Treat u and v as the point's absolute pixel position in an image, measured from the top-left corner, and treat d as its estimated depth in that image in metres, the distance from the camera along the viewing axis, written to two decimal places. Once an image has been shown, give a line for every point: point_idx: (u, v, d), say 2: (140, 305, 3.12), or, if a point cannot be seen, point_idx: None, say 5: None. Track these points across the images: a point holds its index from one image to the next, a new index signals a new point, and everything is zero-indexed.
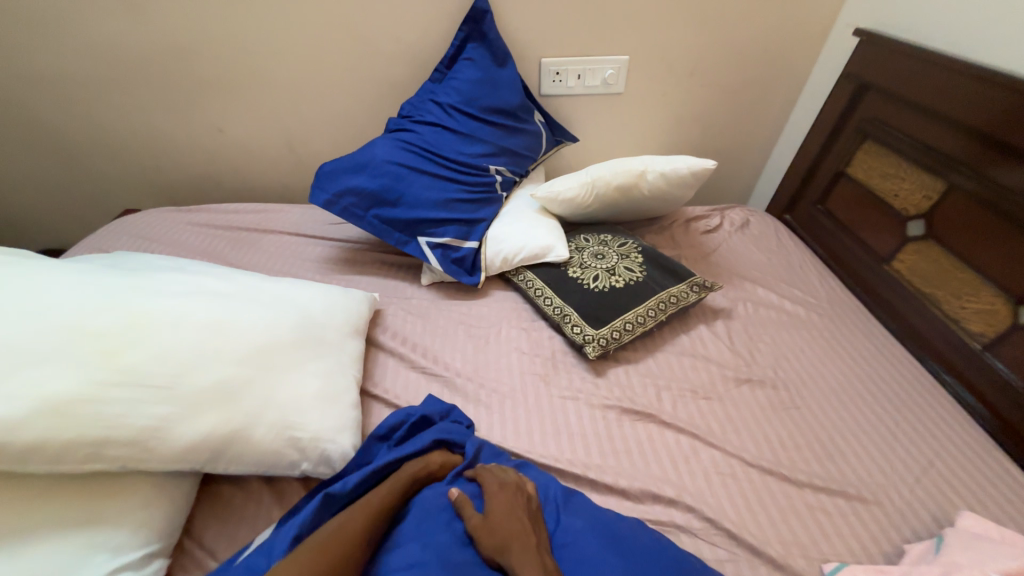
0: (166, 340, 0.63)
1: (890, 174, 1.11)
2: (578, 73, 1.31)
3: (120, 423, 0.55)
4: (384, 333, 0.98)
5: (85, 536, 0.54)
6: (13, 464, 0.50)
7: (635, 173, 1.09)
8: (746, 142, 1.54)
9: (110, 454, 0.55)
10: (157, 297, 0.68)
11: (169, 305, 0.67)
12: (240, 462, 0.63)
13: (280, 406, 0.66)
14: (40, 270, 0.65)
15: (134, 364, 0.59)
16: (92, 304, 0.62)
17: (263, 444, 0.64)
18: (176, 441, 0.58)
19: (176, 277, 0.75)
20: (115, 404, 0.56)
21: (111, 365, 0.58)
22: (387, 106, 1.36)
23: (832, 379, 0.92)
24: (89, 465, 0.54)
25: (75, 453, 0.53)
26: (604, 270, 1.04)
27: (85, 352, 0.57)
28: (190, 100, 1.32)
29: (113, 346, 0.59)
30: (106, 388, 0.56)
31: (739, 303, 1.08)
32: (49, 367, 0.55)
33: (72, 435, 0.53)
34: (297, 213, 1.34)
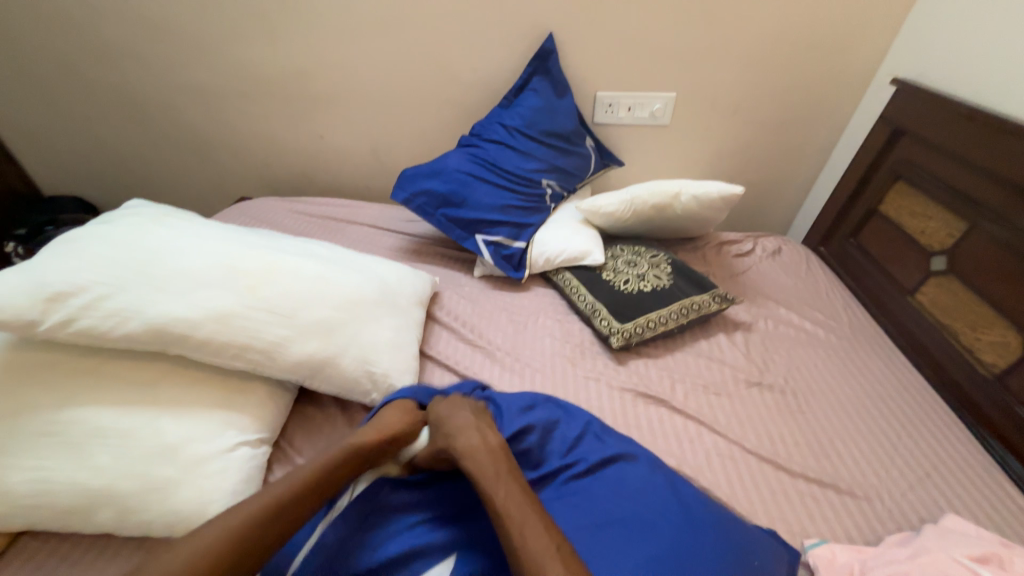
0: (289, 284, 0.84)
1: (918, 212, 1.18)
2: (629, 106, 1.48)
3: (257, 335, 0.76)
4: (440, 310, 1.16)
5: (224, 415, 0.74)
6: (189, 352, 0.72)
7: (670, 194, 1.23)
8: (787, 176, 1.63)
9: (248, 358, 0.75)
10: (284, 254, 0.90)
11: (292, 260, 0.88)
12: (329, 383, 0.82)
13: (362, 345, 0.85)
14: (210, 227, 0.89)
15: (268, 297, 0.80)
16: (243, 252, 0.85)
17: (348, 371, 0.82)
18: (290, 356, 0.78)
19: (294, 244, 0.98)
20: (254, 322, 0.76)
21: (254, 295, 0.79)
22: (459, 125, 1.59)
23: (841, 392, 0.99)
24: (233, 363, 0.74)
25: (227, 351, 0.74)
26: (635, 276, 1.17)
27: (238, 284, 0.79)
28: (303, 111, 1.62)
29: (256, 283, 0.81)
30: (251, 310, 0.77)
31: (759, 319, 1.17)
32: (217, 290, 0.77)
33: (227, 338, 0.74)
34: (376, 210, 1.58)
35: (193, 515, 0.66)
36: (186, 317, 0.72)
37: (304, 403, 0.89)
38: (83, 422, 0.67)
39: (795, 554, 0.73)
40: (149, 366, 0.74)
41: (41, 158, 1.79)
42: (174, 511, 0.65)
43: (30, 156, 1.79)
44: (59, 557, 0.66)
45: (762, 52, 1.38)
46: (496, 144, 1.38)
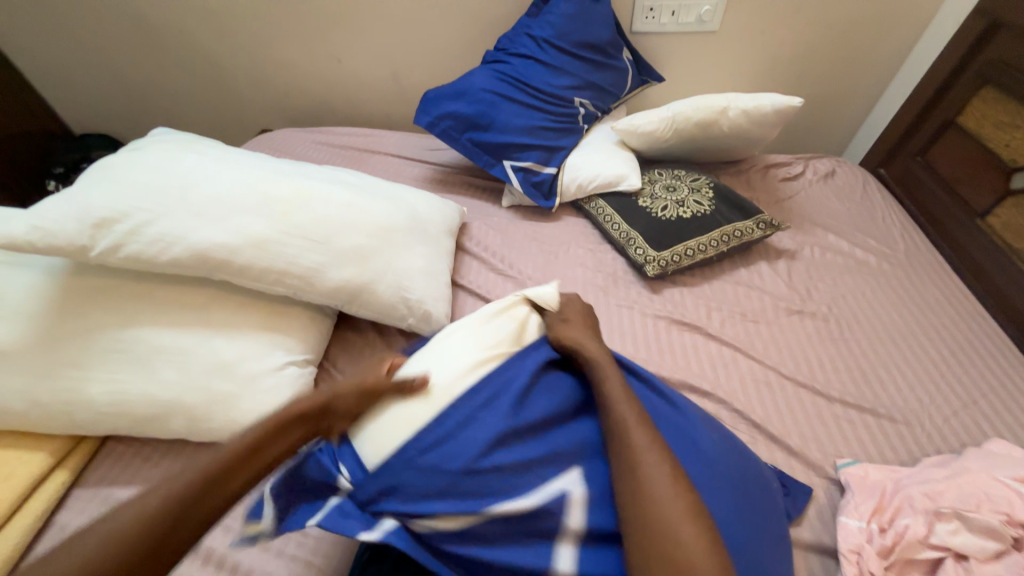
0: (320, 211, 0.83)
1: (1004, 123, 1.04)
2: (673, 8, 1.31)
3: (294, 261, 0.77)
4: (470, 240, 1.15)
5: (271, 337, 0.77)
6: (232, 277, 0.74)
7: (717, 109, 1.12)
8: (849, 88, 1.45)
9: (288, 283, 0.77)
10: (312, 181, 0.88)
11: (320, 187, 0.87)
12: (366, 308, 0.84)
13: (396, 272, 0.85)
14: (236, 155, 0.88)
15: (301, 223, 0.80)
16: (272, 179, 0.84)
17: (383, 297, 0.83)
18: (328, 282, 0.79)
19: (321, 172, 0.96)
20: (292, 248, 0.77)
21: (287, 221, 0.79)
22: (483, 40, 1.46)
23: (889, 321, 0.95)
24: (274, 288, 0.76)
25: (267, 277, 0.75)
26: (673, 201, 1.11)
27: (271, 210, 0.79)
28: (316, 31, 1.52)
29: (288, 210, 0.80)
30: (286, 236, 0.77)
31: (805, 246, 1.10)
32: (252, 217, 0.77)
33: (267, 264, 0.75)
34: (399, 139, 1.52)
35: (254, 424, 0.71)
36: (227, 242, 0.73)
37: (343, 328, 0.92)
38: (145, 341, 0.71)
39: (826, 472, 0.74)
40: (197, 291, 0.77)
41: (65, 94, 1.78)
42: (236, 421, 0.71)
43: (53, 91, 1.77)
44: (143, 458, 0.74)
45: None
46: (524, 59, 1.27)
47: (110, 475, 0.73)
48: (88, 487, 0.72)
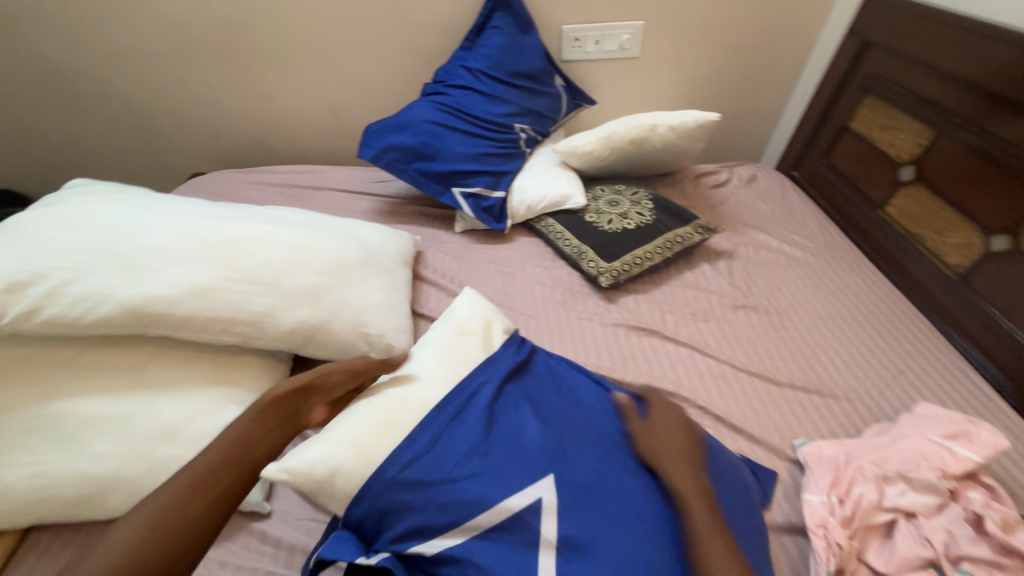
0: (266, 252, 0.80)
1: (888, 125, 1.19)
2: (597, 39, 1.42)
3: (242, 307, 0.73)
4: (426, 268, 1.14)
5: (221, 391, 0.72)
6: (172, 331, 0.69)
7: (647, 127, 1.20)
8: (758, 102, 1.61)
9: (236, 331, 0.72)
10: (255, 223, 0.84)
11: (265, 228, 0.84)
12: (324, 349, 0.80)
13: (353, 308, 0.83)
14: (168, 202, 0.83)
15: (246, 267, 0.76)
16: (212, 224, 0.80)
17: (341, 335, 0.80)
18: (280, 325, 0.76)
19: (264, 212, 0.93)
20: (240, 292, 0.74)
21: (231, 266, 0.75)
22: (421, 73, 1.49)
23: (820, 306, 1.04)
24: (221, 338, 0.72)
25: (212, 327, 0.71)
26: (618, 215, 1.17)
27: (213, 257, 0.75)
28: (247, 71, 1.48)
29: (231, 254, 0.77)
30: (231, 282, 0.74)
31: (740, 246, 1.20)
32: (192, 265, 0.73)
33: (211, 313, 0.70)
34: (344, 173, 1.50)
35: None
36: (164, 295, 0.68)
37: (300, 372, 0.88)
38: (72, 413, 0.64)
39: (786, 454, 0.79)
40: (132, 350, 0.70)
41: None
42: None
43: None
44: (75, 544, 0.65)
45: None
46: (463, 90, 1.31)
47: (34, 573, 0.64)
48: None
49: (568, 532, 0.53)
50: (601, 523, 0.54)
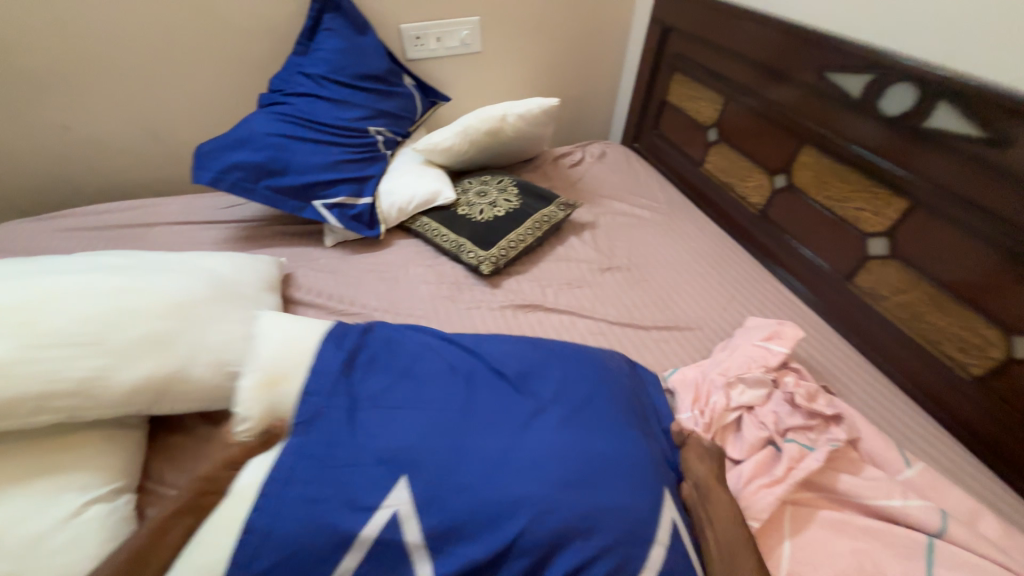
0: (82, 306, 0.68)
1: (694, 96, 1.41)
2: (438, 36, 1.44)
3: (57, 376, 0.61)
4: (299, 290, 1.06)
5: (49, 481, 0.60)
6: None
7: (499, 118, 1.26)
8: (596, 85, 1.79)
9: (55, 405, 0.61)
10: (60, 276, 0.71)
11: (75, 280, 0.71)
12: (184, 401, 0.71)
13: (213, 348, 0.74)
14: None
15: (54, 329, 0.64)
16: None
17: (202, 380, 0.71)
18: (116, 386, 0.65)
19: (73, 261, 0.78)
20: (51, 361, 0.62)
21: (33, 331, 0.63)
22: (254, 83, 1.36)
23: (670, 256, 1.21)
24: (37, 417, 0.61)
25: (20, 407, 0.59)
26: (487, 204, 1.22)
27: (7, 324, 0.63)
28: (19, 97, 1.21)
29: (32, 318, 0.64)
30: (37, 349, 0.62)
31: (600, 215, 1.33)
32: None
33: (15, 392, 0.59)
34: (182, 203, 1.32)
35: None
36: None
37: (162, 435, 0.77)
38: None
39: None
40: None
41: None
42: None
43: None
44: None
45: None
46: (306, 98, 1.23)
47: None
48: None
49: (432, 524, 0.54)
50: (458, 503, 0.55)
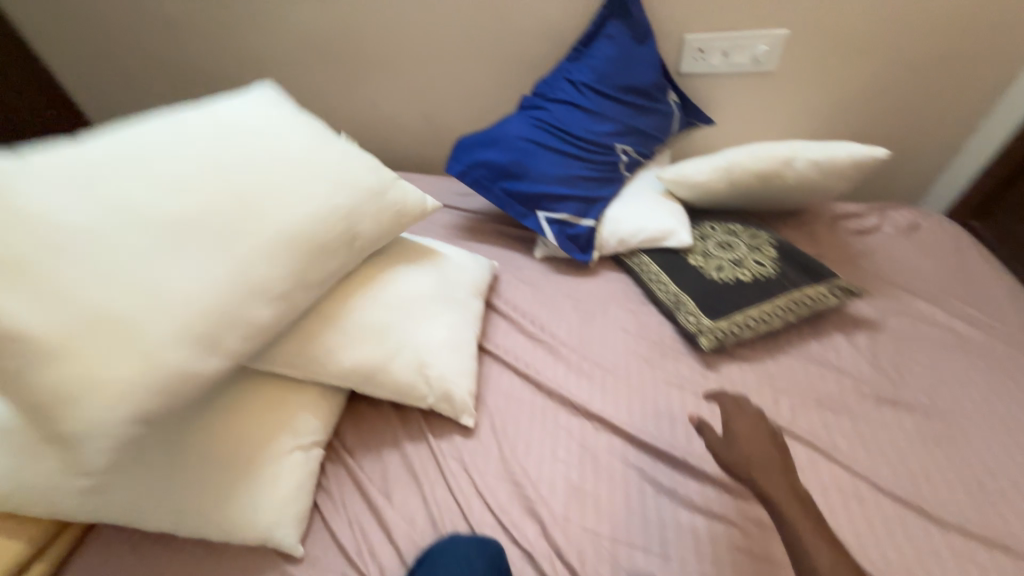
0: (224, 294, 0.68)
1: None
2: (725, 49, 1.21)
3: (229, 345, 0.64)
4: (498, 298, 1.05)
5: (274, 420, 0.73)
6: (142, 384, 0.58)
7: (783, 159, 1.00)
8: (932, 128, 1.29)
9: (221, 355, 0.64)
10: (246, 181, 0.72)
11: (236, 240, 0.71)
12: (384, 390, 0.79)
13: (415, 347, 0.81)
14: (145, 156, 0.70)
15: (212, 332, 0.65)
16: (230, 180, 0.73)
17: (401, 377, 0.79)
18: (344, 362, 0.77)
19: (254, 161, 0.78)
20: (304, 321, 0.78)
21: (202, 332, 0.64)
22: (521, 84, 1.41)
23: (1012, 419, 0.77)
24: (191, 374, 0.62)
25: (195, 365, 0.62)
26: (730, 261, 0.98)
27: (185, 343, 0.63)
28: (356, 76, 1.51)
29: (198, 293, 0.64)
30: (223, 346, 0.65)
31: (891, 316, 0.94)
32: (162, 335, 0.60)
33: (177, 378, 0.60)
34: (430, 182, 1.48)
35: (241, 517, 0.66)
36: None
37: (360, 403, 0.85)
38: None
39: None
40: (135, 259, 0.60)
41: None
42: (230, 520, 0.66)
43: None
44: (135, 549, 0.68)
45: None
46: (563, 104, 1.19)
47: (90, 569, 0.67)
48: None
49: None
50: None
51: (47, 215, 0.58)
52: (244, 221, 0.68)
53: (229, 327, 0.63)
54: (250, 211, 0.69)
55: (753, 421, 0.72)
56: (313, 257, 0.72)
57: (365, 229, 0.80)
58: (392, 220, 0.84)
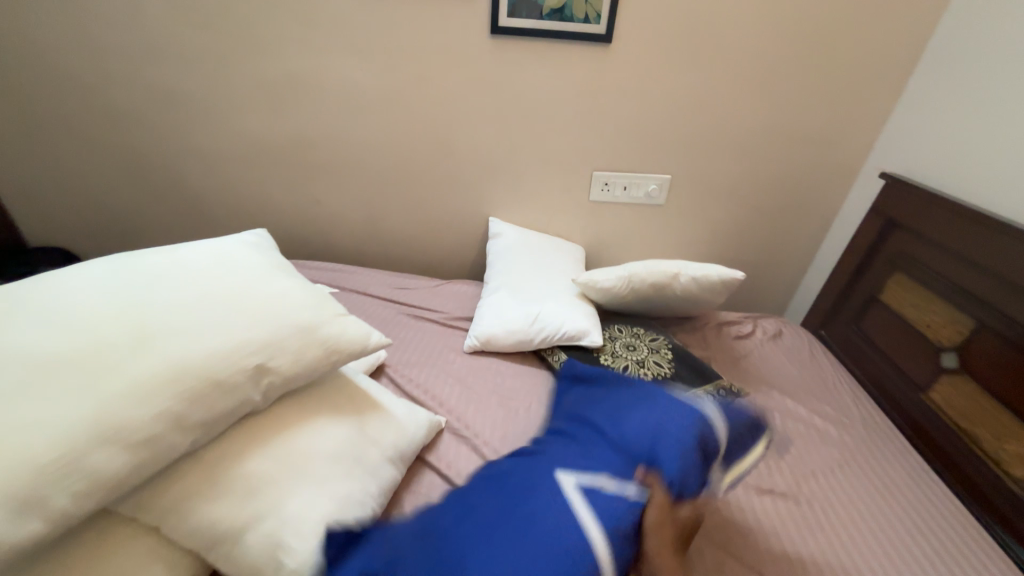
0: (73, 408, 0.54)
1: (922, 306, 1.15)
2: (625, 185, 1.51)
3: (37, 460, 0.50)
4: (424, 394, 1.07)
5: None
6: None
7: (670, 275, 1.20)
8: (784, 255, 1.63)
9: (52, 505, 0.50)
10: (166, 308, 0.66)
11: (139, 363, 0.59)
12: (230, 563, 0.63)
13: (286, 518, 0.65)
14: (81, 275, 0.68)
15: (18, 459, 0.49)
16: (163, 298, 0.67)
17: (252, 553, 0.62)
18: (195, 522, 0.62)
19: (204, 282, 0.72)
20: (215, 468, 0.66)
21: (30, 471, 0.49)
22: (458, 197, 1.60)
23: (863, 506, 0.91)
24: (15, 525, 0.48)
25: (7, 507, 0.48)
26: (634, 361, 1.11)
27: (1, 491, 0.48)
28: (302, 176, 1.61)
29: (43, 419, 0.52)
30: (47, 479, 0.50)
31: (766, 411, 1.11)
32: None
33: None
34: (370, 276, 1.54)
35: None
36: None
37: None
38: None
39: None
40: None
41: (23, 205, 1.70)
42: None
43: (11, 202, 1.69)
44: None
45: (757, 141, 1.43)
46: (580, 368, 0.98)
47: None
48: None
49: None
50: None
51: None
52: (152, 349, 0.61)
53: (61, 482, 0.51)
54: (145, 340, 0.61)
55: (666, 515, 0.67)
56: (202, 396, 0.61)
57: (285, 366, 0.70)
58: (321, 359, 0.73)
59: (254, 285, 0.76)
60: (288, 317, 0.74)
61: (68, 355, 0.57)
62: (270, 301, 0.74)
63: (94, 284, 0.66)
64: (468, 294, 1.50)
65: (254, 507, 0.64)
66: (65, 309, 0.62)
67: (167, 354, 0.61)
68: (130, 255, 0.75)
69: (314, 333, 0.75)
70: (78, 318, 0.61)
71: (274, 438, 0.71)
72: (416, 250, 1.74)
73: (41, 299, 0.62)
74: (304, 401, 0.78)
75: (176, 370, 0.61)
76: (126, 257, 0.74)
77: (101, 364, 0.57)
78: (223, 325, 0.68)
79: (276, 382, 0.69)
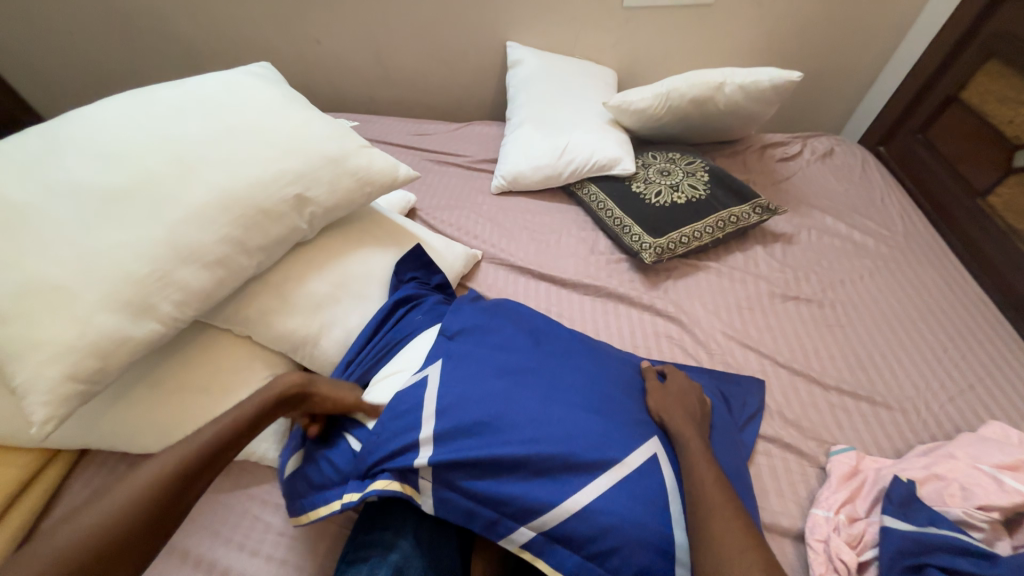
0: (147, 232, 0.59)
1: (1010, 98, 1.02)
2: None
3: (135, 274, 0.57)
4: (457, 232, 1.10)
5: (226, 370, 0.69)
6: (77, 327, 0.54)
7: (714, 86, 1.08)
8: (852, 60, 1.40)
9: (160, 309, 0.59)
10: (197, 141, 0.66)
11: (190, 192, 0.62)
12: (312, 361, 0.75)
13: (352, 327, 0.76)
14: (104, 112, 0.67)
15: (120, 272, 0.56)
16: (190, 131, 0.67)
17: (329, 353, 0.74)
18: (278, 330, 0.72)
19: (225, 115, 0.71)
20: (283, 289, 0.74)
21: (132, 282, 0.57)
22: (470, 20, 1.40)
23: (888, 306, 0.94)
24: (139, 324, 0.57)
25: (127, 308, 0.56)
26: (668, 186, 1.09)
27: (117, 298, 0.56)
28: (295, 11, 1.42)
29: (124, 240, 0.58)
30: (149, 288, 0.58)
31: (803, 230, 1.09)
32: (88, 299, 0.55)
33: (103, 296, 0.55)
34: (386, 124, 1.47)
35: None
36: None
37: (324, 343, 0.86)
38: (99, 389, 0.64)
39: (819, 460, 0.75)
40: (74, 212, 0.57)
41: None
42: None
43: None
44: (100, 468, 0.69)
45: None
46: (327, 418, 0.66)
47: (80, 484, 0.68)
48: (72, 492, 0.67)
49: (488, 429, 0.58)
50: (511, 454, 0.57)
51: (11, 193, 0.57)
52: (198, 179, 0.63)
53: (160, 291, 0.58)
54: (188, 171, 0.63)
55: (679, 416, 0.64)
56: (255, 222, 0.66)
57: (324, 195, 0.72)
58: (355, 189, 0.75)
59: (275, 116, 0.74)
60: (316, 147, 0.73)
61: (125, 185, 0.60)
62: (293, 132, 0.73)
63: (120, 119, 0.66)
64: (491, 136, 1.42)
65: (322, 319, 0.74)
66: (104, 145, 0.63)
67: (212, 184, 0.64)
68: (141, 91, 0.72)
69: (345, 164, 0.75)
70: (120, 152, 0.62)
71: (327, 264, 0.78)
72: (431, 90, 1.60)
73: (77, 137, 0.63)
74: (348, 233, 0.83)
75: (226, 199, 0.64)
76: (140, 93, 0.71)
77: (157, 194, 0.61)
78: (257, 156, 0.68)
79: (319, 212, 0.73)
